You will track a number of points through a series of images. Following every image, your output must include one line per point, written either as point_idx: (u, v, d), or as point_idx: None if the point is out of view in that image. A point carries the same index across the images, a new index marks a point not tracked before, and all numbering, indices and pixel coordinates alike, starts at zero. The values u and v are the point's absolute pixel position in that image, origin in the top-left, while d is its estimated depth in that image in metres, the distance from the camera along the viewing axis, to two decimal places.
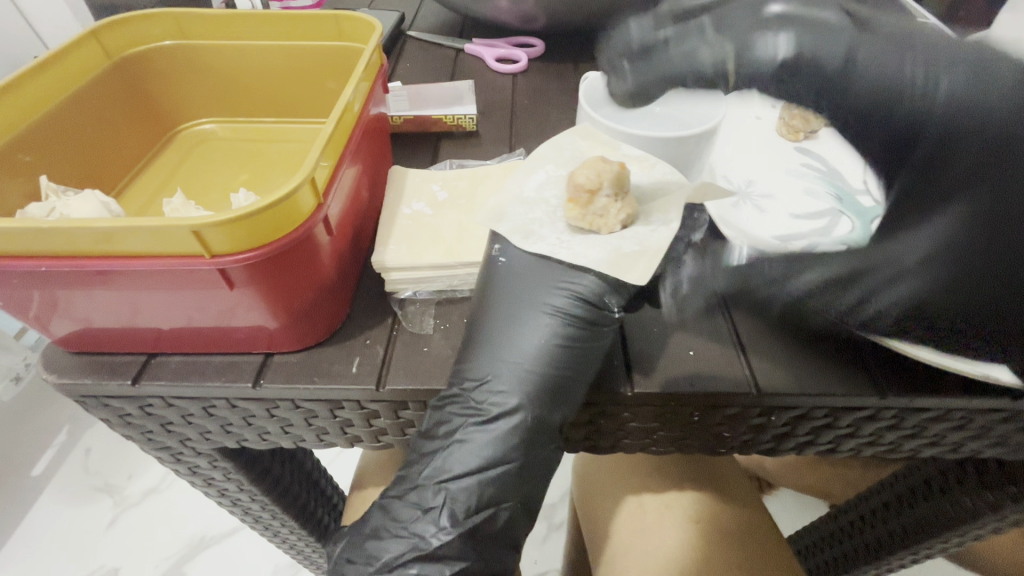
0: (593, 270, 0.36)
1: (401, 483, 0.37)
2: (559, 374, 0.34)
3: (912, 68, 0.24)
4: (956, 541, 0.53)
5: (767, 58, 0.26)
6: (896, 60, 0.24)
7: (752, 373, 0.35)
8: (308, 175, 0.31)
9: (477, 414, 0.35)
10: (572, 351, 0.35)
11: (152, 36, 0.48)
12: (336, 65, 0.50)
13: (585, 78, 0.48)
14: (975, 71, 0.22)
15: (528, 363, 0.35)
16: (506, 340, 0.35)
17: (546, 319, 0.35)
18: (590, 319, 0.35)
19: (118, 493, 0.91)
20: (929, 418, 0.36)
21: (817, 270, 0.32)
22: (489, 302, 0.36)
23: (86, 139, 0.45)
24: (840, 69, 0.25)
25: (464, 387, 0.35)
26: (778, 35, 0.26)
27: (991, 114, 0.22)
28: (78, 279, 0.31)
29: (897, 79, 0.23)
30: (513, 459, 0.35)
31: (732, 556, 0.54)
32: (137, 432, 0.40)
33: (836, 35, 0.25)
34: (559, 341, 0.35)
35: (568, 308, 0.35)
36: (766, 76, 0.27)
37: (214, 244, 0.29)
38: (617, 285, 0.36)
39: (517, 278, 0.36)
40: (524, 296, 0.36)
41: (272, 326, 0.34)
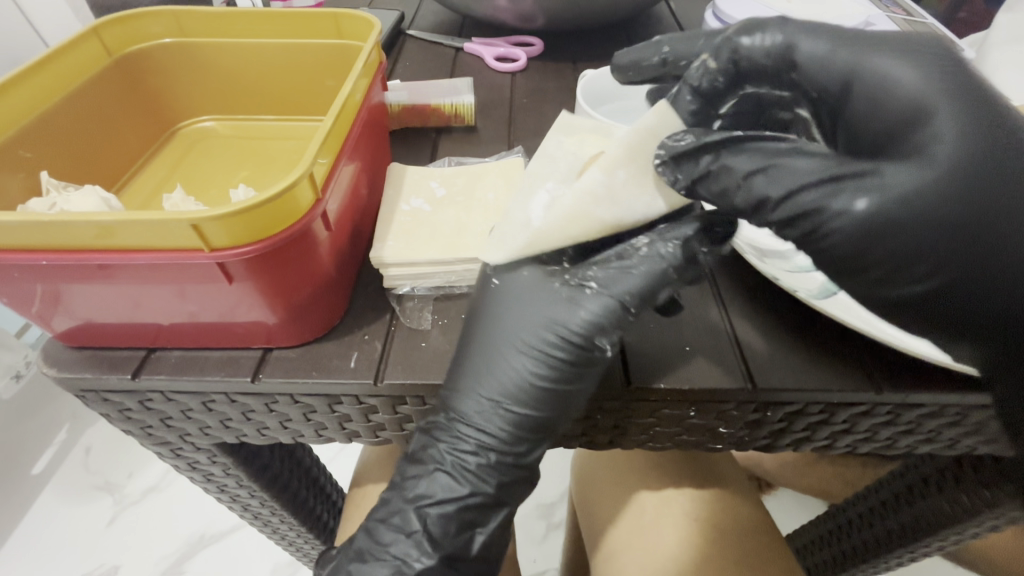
0: (582, 310, 0.35)
1: (385, 507, 0.38)
2: (534, 413, 0.36)
3: (853, 41, 0.32)
4: (953, 539, 0.53)
5: (735, 51, 0.35)
6: (817, 44, 0.33)
7: (748, 369, 0.35)
8: (307, 170, 0.31)
9: (456, 443, 0.36)
10: (550, 393, 0.36)
11: (150, 34, 0.48)
12: (335, 63, 0.50)
13: (584, 76, 0.49)
14: (902, 58, 0.31)
15: (509, 401, 0.36)
16: (490, 373, 0.36)
17: (528, 358, 0.36)
18: (571, 361, 0.35)
19: (119, 491, 0.92)
20: (924, 414, 0.36)
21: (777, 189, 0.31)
22: (480, 323, 0.36)
23: (86, 136, 0.45)
24: (777, 52, 0.34)
25: (449, 415, 0.36)
26: (746, 37, 0.35)
27: (924, 88, 0.29)
28: (78, 273, 0.31)
29: (819, 55, 0.33)
30: (485, 489, 0.37)
31: (729, 553, 0.55)
32: (137, 427, 0.40)
33: (772, 31, 0.34)
34: (538, 384, 0.36)
35: (553, 349, 0.35)
36: (726, 63, 0.36)
37: (213, 238, 0.29)
38: (608, 325, 0.34)
39: (506, 311, 0.36)
40: (511, 330, 0.36)
41: (271, 320, 0.35)
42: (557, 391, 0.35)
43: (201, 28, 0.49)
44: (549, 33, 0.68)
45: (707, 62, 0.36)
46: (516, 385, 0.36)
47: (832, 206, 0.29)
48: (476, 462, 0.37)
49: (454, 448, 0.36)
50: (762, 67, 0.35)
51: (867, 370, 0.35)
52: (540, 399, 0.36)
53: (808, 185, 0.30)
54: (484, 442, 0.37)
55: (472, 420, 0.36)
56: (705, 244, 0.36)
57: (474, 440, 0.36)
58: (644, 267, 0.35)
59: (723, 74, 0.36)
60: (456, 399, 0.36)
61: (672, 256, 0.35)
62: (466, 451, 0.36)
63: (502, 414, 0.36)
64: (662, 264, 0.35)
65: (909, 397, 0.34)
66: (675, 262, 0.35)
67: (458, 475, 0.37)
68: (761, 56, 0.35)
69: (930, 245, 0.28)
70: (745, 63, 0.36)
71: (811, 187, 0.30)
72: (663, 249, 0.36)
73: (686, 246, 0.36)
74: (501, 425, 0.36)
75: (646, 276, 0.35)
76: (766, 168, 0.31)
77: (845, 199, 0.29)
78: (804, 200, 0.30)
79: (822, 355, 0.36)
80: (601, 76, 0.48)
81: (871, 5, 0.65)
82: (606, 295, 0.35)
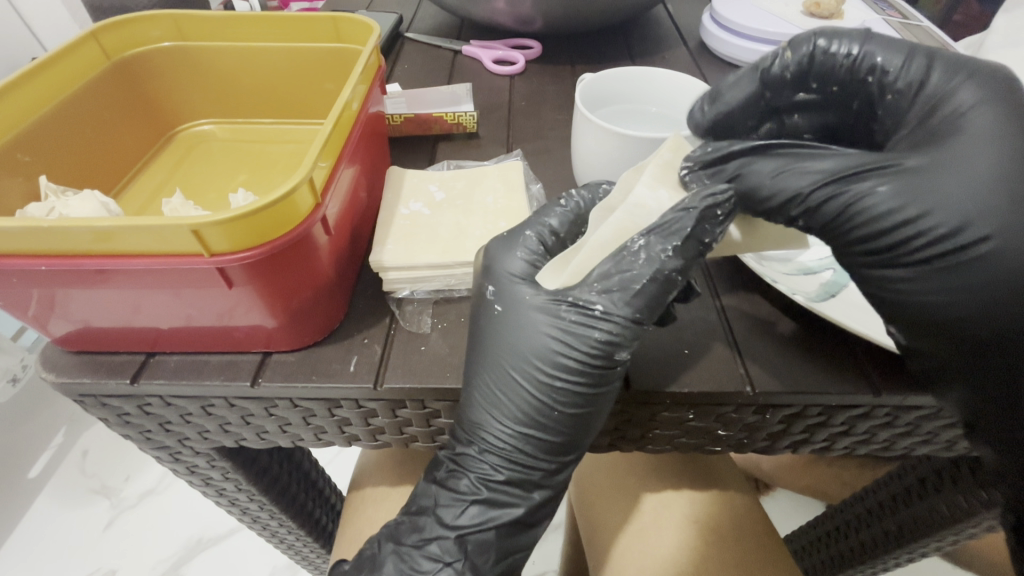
0: (592, 329, 0.33)
1: (416, 531, 0.38)
2: (564, 437, 0.36)
3: (924, 53, 0.34)
4: (951, 540, 0.53)
5: (825, 58, 0.36)
6: (891, 50, 0.34)
7: (747, 373, 0.35)
8: (307, 175, 0.31)
9: (485, 473, 0.37)
10: (572, 417, 0.35)
11: (150, 39, 0.49)
12: (334, 66, 0.50)
13: (581, 78, 0.47)
14: (957, 63, 0.33)
15: (532, 427, 0.36)
16: (504, 404, 0.35)
17: (542, 385, 0.35)
18: (587, 383, 0.34)
19: (116, 494, 0.91)
20: (920, 417, 0.36)
21: (805, 177, 0.32)
22: (486, 354, 0.35)
23: (85, 139, 0.45)
24: (854, 62, 0.35)
25: (477, 447, 0.37)
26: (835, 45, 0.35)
27: (968, 88, 0.32)
28: (75, 278, 0.31)
29: (886, 60, 0.34)
30: (513, 502, 0.38)
31: (729, 555, 0.55)
32: (135, 431, 0.40)
33: (849, 36, 0.35)
34: (560, 410, 0.35)
35: (565, 375, 0.34)
36: (811, 68, 0.36)
37: (213, 243, 0.29)
38: (622, 339, 0.33)
39: (513, 343, 0.35)
40: (519, 361, 0.35)
41: (270, 325, 0.35)
42: (581, 415, 0.35)
43: (199, 32, 0.49)
44: (548, 36, 0.68)
45: (783, 54, 0.36)
46: (538, 415, 0.36)
47: (855, 190, 0.31)
48: (500, 483, 0.37)
49: (485, 478, 0.37)
50: (832, 71, 0.36)
51: (865, 372, 0.35)
52: (564, 425, 0.36)
53: (825, 182, 0.31)
54: (514, 466, 0.37)
55: (497, 447, 0.36)
56: (709, 231, 0.33)
57: (505, 470, 0.37)
58: (648, 275, 0.33)
59: (793, 67, 0.36)
60: (479, 429, 0.36)
61: (672, 254, 0.33)
62: (496, 481, 0.37)
63: (529, 440, 0.36)
64: (666, 265, 0.33)
65: (906, 400, 0.34)
66: (677, 264, 0.33)
67: (485, 494, 0.37)
68: (833, 62, 0.36)
69: (970, 206, 0.29)
70: (819, 62, 0.36)
71: (831, 183, 0.32)
72: (661, 253, 0.33)
73: (688, 242, 0.33)
74: (532, 451, 0.37)
75: (653, 290, 0.33)
76: (794, 166, 0.33)
77: (871, 182, 0.31)
78: (831, 187, 0.32)
79: (820, 358, 0.36)
80: (601, 78, 0.47)
81: (869, 10, 0.66)
82: (616, 313, 0.33)
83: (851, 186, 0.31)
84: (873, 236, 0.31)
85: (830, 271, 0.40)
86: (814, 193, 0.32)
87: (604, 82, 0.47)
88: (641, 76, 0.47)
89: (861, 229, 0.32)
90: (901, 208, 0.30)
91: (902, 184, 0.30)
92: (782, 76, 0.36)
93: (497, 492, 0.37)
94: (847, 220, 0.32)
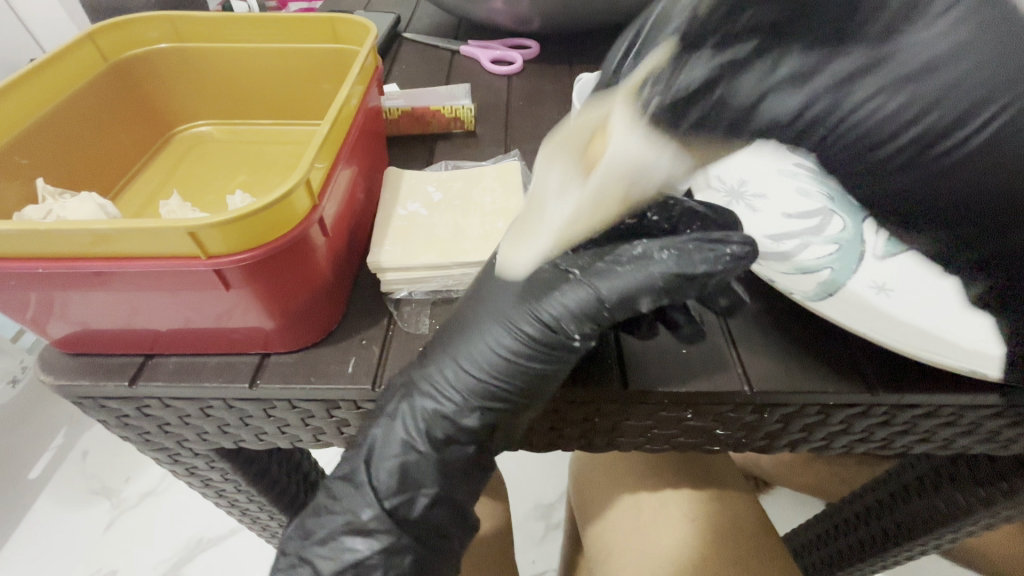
0: (568, 290, 0.34)
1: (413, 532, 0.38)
2: (506, 401, 0.36)
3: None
4: (950, 537, 0.53)
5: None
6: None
7: (745, 372, 0.35)
8: (303, 177, 0.31)
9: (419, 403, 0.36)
10: (521, 371, 0.35)
11: (148, 40, 0.49)
12: (331, 67, 0.50)
13: (578, 79, 0.47)
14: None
15: (482, 372, 0.35)
16: (472, 342, 0.36)
17: (508, 333, 0.35)
18: (546, 340, 0.34)
19: (115, 495, 0.91)
20: (919, 414, 0.36)
21: (781, 92, 0.25)
22: (478, 294, 0.37)
23: (82, 141, 0.45)
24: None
25: (425, 375, 0.36)
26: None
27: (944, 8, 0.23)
28: (73, 281, 0.31)
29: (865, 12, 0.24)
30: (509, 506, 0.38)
31: (728, 553, 0.55)
32: (134, 433, 0.40)
33: None
34: (513, 360, 0.35)
35: (533, 328, 0.34)
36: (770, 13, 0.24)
37: (210, 245, 0.29)
38: (587, 313, 0.33)
39: (491, 295, 0.36)
40: (501, 302, 0.36)
41: (268, 327, 0.35)
42: (525, 380, 0.35)
43: (196, 33, 0.49)
44: (546, 36, 0.68)
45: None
46: (487, 376, 0.35)
47: (850, 102, 0.25)
48: (431, 435, 0.36)
49: (416, 407, 0.36)
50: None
51: (862, 372, 0.35)
52: (508, 388, 0.35)
53: (811, 98, 0.25)
54: (445, 405, 0.36)
55: (441, 398, 0.36)
56: (710, 260, 0.32)
57: (441, 423, 0.36)
58: (631, 269, 0.33)
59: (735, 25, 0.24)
60: (438, 360, 0.36)
61: (663, 273, 0.33)
62: (427, 412, 0.36)
63: (473, 402, 0.36)
64: (651, 276, 0.33)
65: (905, 398, 0.34)
66: (665, 274, 0.33)
67: (416, 442, 0.36)
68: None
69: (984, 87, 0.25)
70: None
71: (824, 95, 0.25)
72: (654, 259, 0.33)
73: (685, 258, 0.33)
74: (472, 396, 0.36)
75: (631, 279, 0.33)
76: (797, 77, 0.25)
77: (875, 82, 0.25)
78: (828, 98, 0.25)
79: (817, 357, 0.36)
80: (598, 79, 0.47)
81: None
82: (586, 286, 0.34)
83: (841, 93, 0.25)
84: (880, 143, 0.27)
85: (829, 268, 0.35)
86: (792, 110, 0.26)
87: (601, 83, 0.47)
88: None
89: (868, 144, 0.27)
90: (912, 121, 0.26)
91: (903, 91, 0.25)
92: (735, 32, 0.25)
93: (424, 424, 0.36)
94: (862, 133, 0.26)
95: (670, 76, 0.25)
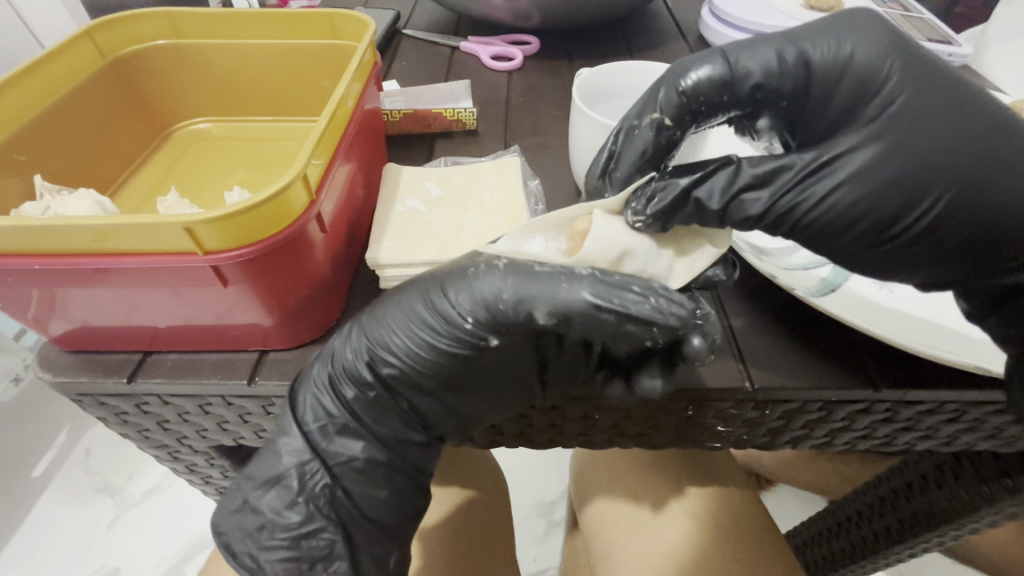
0: (491, 279, 0.32)
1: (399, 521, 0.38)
2: (410, 376, 0.35)
3: (864, 45, 0.30)
4: (954, 534, 0.52)
5: (739, 78, 0.31)
6: (822, 47, 0.30)
7: (746, 369, 0.35)
8: (301, 172, 0.31)
9: (327, 355, 0.35)
10: (427, 350, 0.34)
11: (145, 37, 0.48)
12: (329, 63, 0.50)
13: (579, 73, 0.47)
14: (871, 60, 0.30)
15: (389, 339, 0.34)
16: (393, 309, 0.34)
17: (425, 306, 0.34)
18: (448, 322, 0.33)
19: (118, 493, 0.91)
20: (922, 411, 0.36)
21: (759, 194, 0.30)
22: (432, 271, 0.35)
23: (79, 138, 0.45)
24: (798, 73, 0.31)
25: (346, 330, 0.35)
26: (708, 69, 0.30)
27: (838, 90, 0.30)
28: (70, 278, 0.31)
29: (826, 95, 0.31)
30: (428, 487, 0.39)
31: (730, 549, 0.54)
32: (133, 430, 0.40)
33: (759, 50, 0.31)
34: (419, 334, 0.33)
35: (445, 307, 0.33)
36: (712, 97, 0.31)
37: (207, 241, 0.29)
38: (491, 306, 0.32)
39: (433, 270, 0.35)
40: (438, 276, 0.34)
41: (267, 323, 0.35)
42: (427, 349, 0.33)
43: (194, 30, 0.49)
44: (547, 32, 0.68)
45: (662, 121, 0.31)
46: (395, 333, 0.34)
47: (814, 195, 0.30)
48: (327, 394, 0.35)
49: (323, 358, 0.35)
50: (722, 93, 0.31)
51: (865, 367, 0.35)
52: (407, 353, 0.34)
53: (777, 195, 0.30)
54: (342, 364, 0.34)
55: (345, 341, 0.35)
56: (633, 302, 0.30)
57: (333, 386, 0.35)
58: (549, 273, 0.31)
59: (670, 127, 0.31)
60: (361, 321, 0.35)
61: (578, 294, 0.30)
62: (328, 366, 0.35)
63: (368, 356, 0.34)
64: (560, 290, 0.30)
65: (909, 395, 0.34)
66: (574, 302, 0.30)
67: (306, 373, 0.35)
68: (750, 78, 0.31)
69: (915, 177, 0.29)
70: (698, 95, 0.31)
71: (788, 194, 0.30)
72: (572, 286, 0.30)
73: (609, 289, 0.30)
74: (373, 362, 0.34)
75: (545, 286, 0.31)
76: (758, 182, 0.30)
77: (834, 182, 0.29)
78: (795, 194, 0.30)
79: (820, 354, 0.35)
80: (597, 74, 0.47)
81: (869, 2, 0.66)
82: (502, 276, 0.32)
83: (798, 189, 0.30)
84: (844, 223, 0.30)
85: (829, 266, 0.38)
86: (770, 205, 0.30)
87: (600, 79, 0.47)
88: (639, 71, 0.47)
89: (856, 237, 0.30)
90: (863, 203, 0.29)
91: (859, 178, 0.29)
92: (686, 115, 0.31)
93: (319, 374, 0.35)
94: (830, 224, 0.30)
95: (650, 191, 0.31)
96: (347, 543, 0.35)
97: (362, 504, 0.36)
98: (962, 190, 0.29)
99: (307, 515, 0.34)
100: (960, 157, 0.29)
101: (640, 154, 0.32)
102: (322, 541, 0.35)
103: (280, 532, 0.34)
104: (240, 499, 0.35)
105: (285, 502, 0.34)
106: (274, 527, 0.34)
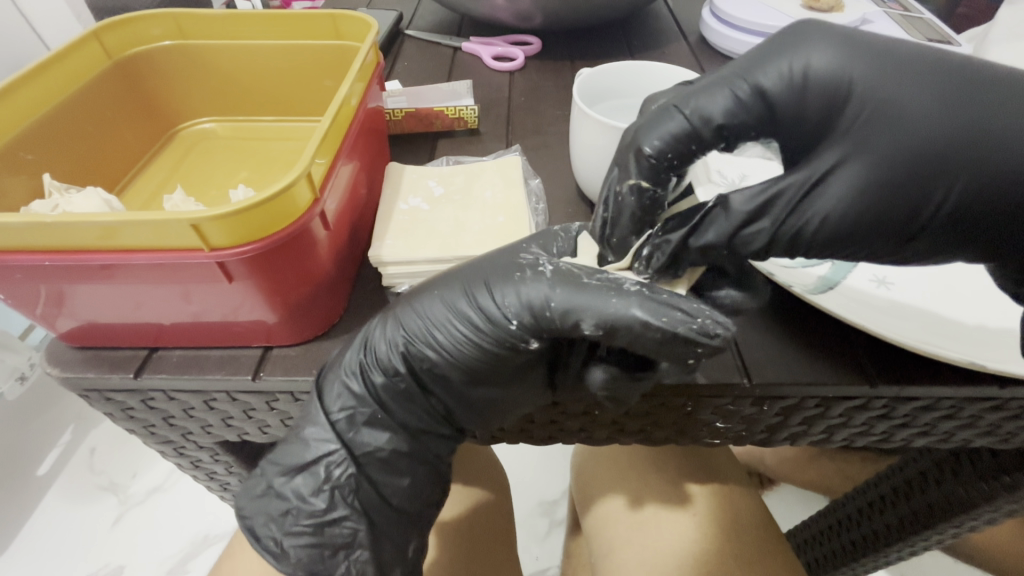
0: (542, 282, 0.32)
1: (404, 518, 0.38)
2: (444, 370, 0.35)
3: (828, 57, 0.28)
4: (952, 532, 0.53)
5: (706, 123, 0.29)
6: (775, 68, 0.29)
7: (744, 363, 0.35)
8: (305, 170, 0.31)
9: (365, 344, 0.36)
10: (466, 349, 0.34)
11: (151, 37, 0.49)
12: (332, 63, 0.50)
13: (579, 73, 0.47)
14: (834, 72, 0.28)
15: (427, 333, 0.34)
16: (433, 304, 0.35)
17: (466, 303, 0.34)
18: (492, 324, 0.33)
19: (123, 491, 0.92)
20: (919, 407, 0.36)
21: (759, 225, 0.30)
22: (471, 261, 0.36)
23: (86, 138, 0.46)
24: (762, 106, 0.29)
25: (385, 317, 0.36)
26: (660, 131, 0.30)
27: (808, 115, 0.29)
28: (79, 274, 0.31)
29: (805, 117, 0.29)
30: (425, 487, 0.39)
31: (730, 547, 0.55)
32: (140, 425, 0.41)
33: (712, 92, 0.29)
34: (456, 333, 0.34)
35: (489, 308, 0.33)
36: (678, 158, 0.30)
37: (213, 238, 0.30)
38: (537, 310, 0.32)
39: (478, 265, 0.35)
40: (480, 272, 0.35)
41: (271, 320, 0.35)
42: (468, 346, 0.34)
43: (199, 31, 0.50)
44: (548, 32, 0.68)
45: (636, 186, 0.31)
46: (436, 329, 0.34)
47: (813, 214, 0.30)
48: (359, 384, 0.35)
49: (359, 348, 0.36)
50: (691, 143, 0.30)
51: (862, 364, 0.35)
52: (446, 349, 0.34)
53: (777, 225, 0.30)
54: (381, 355, 0.35)
55: (382, 333, 0.35)
56: (686, 319, 0.30)
57: (366, 377, 0.35)
58: (597, 283, 0.31)
59: (645, 191, 0.31)
60: (400, 311, 0.35)
61: (623, 304, 0.30)
62: (365, 356, 0.35)
63: (403, 347, 0.35)
64: (607, 303, 0.30)
65: (905, 390, 0.34)
66: (620, 315, 0.30)
67: (336, 363, 0.36)
68: (716, 119, 0.29)
69: (914, 175, 0.29)
70: (666, 154, 0.30)
71: (790, 220, 0.30)
72: (619, 298, 0.30)
73: (661, 306, 0.30)
74: (410, 355, 0.35)
75: (593, 292, 0.31)
76: (758, 212, 0.30)
77: (835, 187, 0.29)
78: (794, 218, 0.30)
79: (816, 352, 0.36)
80: (598, 73, 0.47)
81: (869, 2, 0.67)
82: (549, 283, 0.32)
83: (798, 210, 0.30)
84: (846, 229, 0.30)
85: (828, 263, 0.38)
86: (772, 233, 0.30)
87: (600, 78, 0.47)
88: (639, 71, 0.47)
89: (866, 243, 0.30)
90: (857, 211, 0.29)
91: (857, 189, 0.29)
92: (656, 174, 0.30)
93: (357, 361, 0.35)
94: (836, 234, 0.30)
95: (652, 254, 0.32)
96: (370, 532, 0.36)
97: (386, 493, 0.37)
98: (971, 182, 0.28)
99: (331, 502, 0.35)
100: (969, 136, 0.28)
101: (625, 214, 0.32)
102: (346, 529, 0.36)
103: (304, 519, 0.35)
104: (265, 485, 0.36)
105: (311, 489, 0.35)
106: (299, 513, 0.35)
